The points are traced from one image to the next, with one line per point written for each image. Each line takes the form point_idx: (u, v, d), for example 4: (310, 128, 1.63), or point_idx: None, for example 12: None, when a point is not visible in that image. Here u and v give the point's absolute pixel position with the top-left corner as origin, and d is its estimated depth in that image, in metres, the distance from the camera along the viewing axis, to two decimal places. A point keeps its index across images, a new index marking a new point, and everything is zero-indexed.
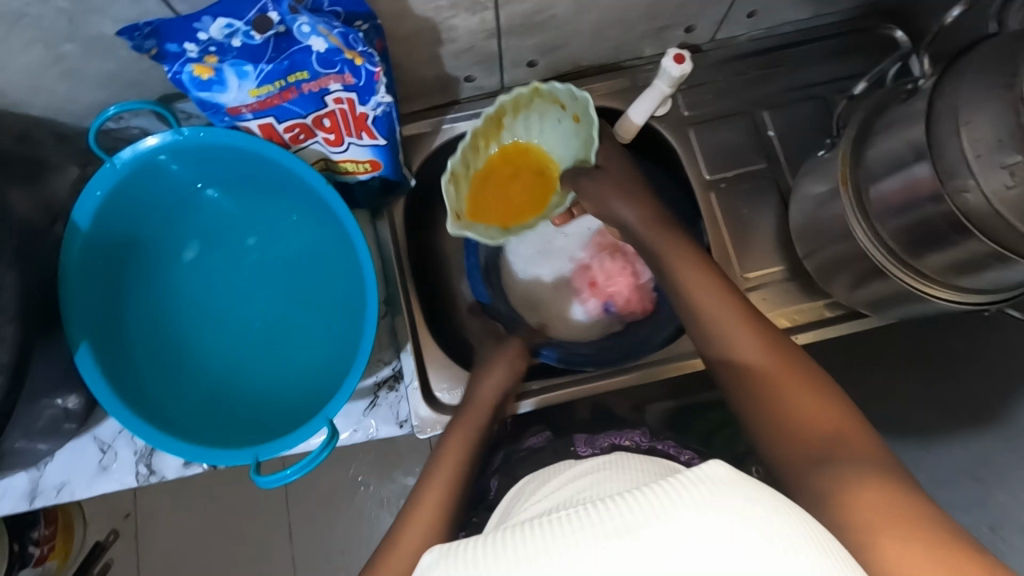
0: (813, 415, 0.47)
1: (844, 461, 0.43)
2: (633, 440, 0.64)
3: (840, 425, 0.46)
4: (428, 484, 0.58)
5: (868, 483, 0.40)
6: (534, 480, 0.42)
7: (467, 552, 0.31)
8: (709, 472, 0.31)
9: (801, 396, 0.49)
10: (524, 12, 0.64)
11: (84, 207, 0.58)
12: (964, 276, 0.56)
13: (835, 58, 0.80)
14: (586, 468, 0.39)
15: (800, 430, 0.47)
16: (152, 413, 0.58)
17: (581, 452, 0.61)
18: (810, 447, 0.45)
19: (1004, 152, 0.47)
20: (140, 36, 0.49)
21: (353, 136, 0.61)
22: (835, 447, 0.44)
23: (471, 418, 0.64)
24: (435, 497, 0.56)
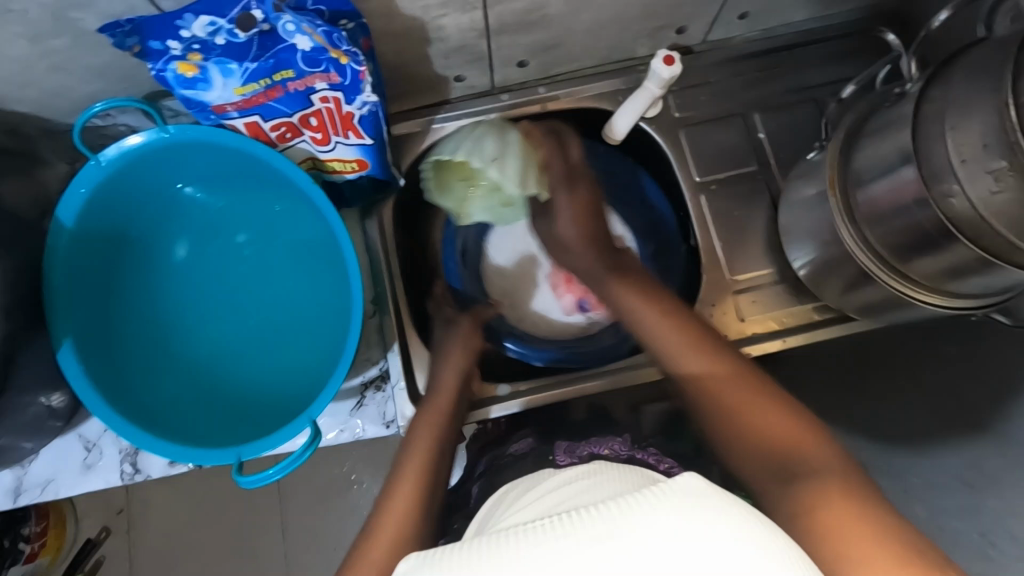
0: (774, 432, 0.50)
1: (799, 474, 0.45)
2: (612, 449, 0.65)
3: (791, 434, 0.49)
4: (402, 475, 0.59)
5: (827, 490, 0.42)
6: (515, 491, 0.43)
7: (443, 556, 0.33)
8: (681, 484, 0.32)
9: (760, 416, 0.51)
10: (514, 12, 0.63)
11: (69, 205, 0.57)
12: (957, 280, 0.55)
13: (829, 60, 0.80)
14: (569, 476, 0.40)
15: (756, 447, 0.50)
16: (136, 411, 0.58)
17: (560, 460, 0.62)
18: (775, 464, 0.48)
19: (990, 158, 0.46)
20: (121, 33, 0.48)
21: (339, 135, 0.61)
22: (789, 459, 0.47)
23: (437, 406, 0.67)
24: (409, 482, 0.58)
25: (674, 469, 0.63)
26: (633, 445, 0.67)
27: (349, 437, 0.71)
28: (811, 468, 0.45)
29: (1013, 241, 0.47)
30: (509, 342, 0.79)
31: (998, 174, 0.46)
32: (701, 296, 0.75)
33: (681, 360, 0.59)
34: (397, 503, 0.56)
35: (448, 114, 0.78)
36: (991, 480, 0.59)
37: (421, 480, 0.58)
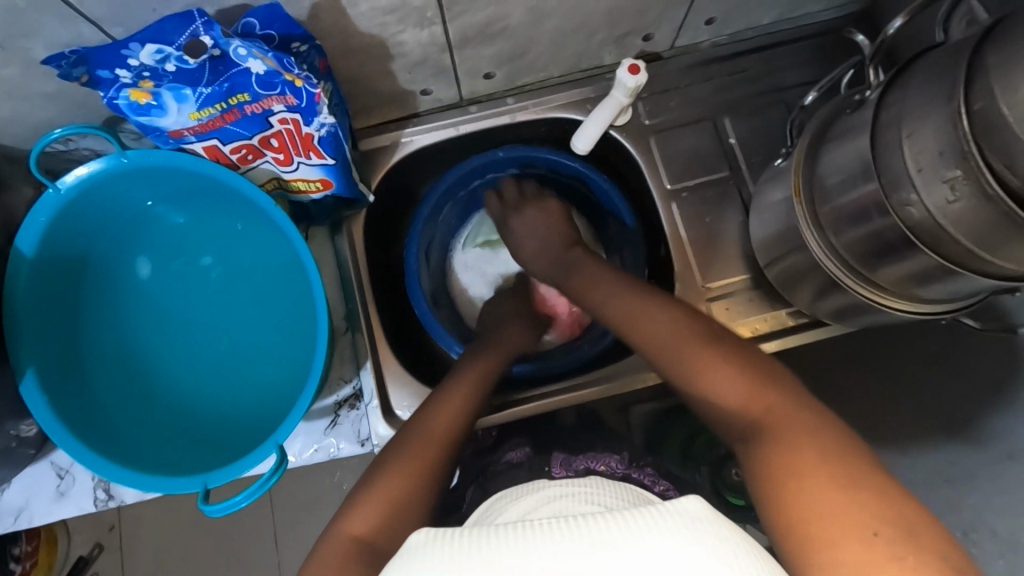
0: (745, 404, 0.49)
1: (761, 438, 0.45)
2: (610, 467, 0.64)
3: (755, 400, 0.48)
4: (403, 457, 0.57)
5: (828, 471, 0.39)
6: (510, 495, 0.42)
7: (442, 550, 0.32)
8: (685, 506, 0.32)
9: (728, 384, 0.51)
10: (474, 25, 0.63)
11: (27, 235, 0.57)
12: (921, 287, 0.55)
13: (799, 62, 0.79)
14: (562, 492, 0.39)
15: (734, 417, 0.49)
16: (103, 440, 0.58)
17: (555, 473, 0.62)
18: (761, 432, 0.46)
19: (945, 166, 0.45)
20: (68, 64, 0.48)
21: (301, 155, 0.61)
22: (759, 424, 0.47)
23: (455, 402, 0.64)
24: (407, 472, 0.55)
25: (670, 490, 0.62)
26: (630, 463, 0.66)
27: (324, 456, 0.70)
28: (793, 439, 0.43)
29: (973, 250, 0.47)
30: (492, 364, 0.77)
31: (953, 183, 0.45)
32: None
33: (653, 325, 0.60)
34: (391, 485, 0.53)
35: (416, 128, 0.78)
36: (969, 475, 0.60)
37: (425, 470, 0.56)
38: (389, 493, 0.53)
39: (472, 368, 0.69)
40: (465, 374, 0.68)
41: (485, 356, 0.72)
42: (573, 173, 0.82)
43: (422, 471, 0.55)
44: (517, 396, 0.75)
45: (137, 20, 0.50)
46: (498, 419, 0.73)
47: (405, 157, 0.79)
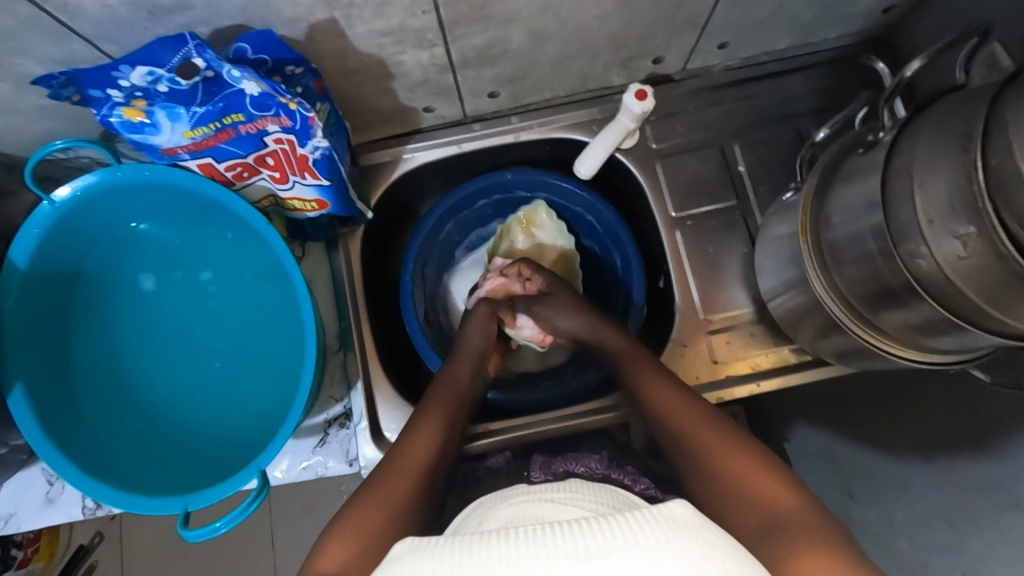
0: (751, 477, 0.48)
1: (789, 530, 0.43)
2: (588, 467, 0.63)
3: (776, 484, 0.47)
4: (379, 488, 0.52)
5: (811, 554, 0.40)
6: (487, 502, 0.44)
7: (435, 555, 0.34)
8: (672, 511, 0.35)
9: (732, 457, 0.50)
10: (476, 47, 0.61)
11: (20, 246, 0.57)
12: (928, 337, 0.52)
13: (814, 89, 0.77)
14: (545, 494, 0.41)
15: (746, 498, 0.47)
16: (87, 456, 0.58)
17: (533, 478, 0.62)
18: (758, 518, 0.45)
19: (956, 221, 0.43)
20: (57, 84, 0.48)
21: (297, 175, 0.59)
22: (781, 516, 0.44)
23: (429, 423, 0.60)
24: (380, 503, 0.51)
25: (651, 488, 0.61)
26: (610, 463, 0.65)
27: (313, 474, 0.69)
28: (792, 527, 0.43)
29: (982, 306, 0.44)
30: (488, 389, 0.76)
31: (965, 240, 0.43)
32: (673, 334, 0.73)
33: (661, 394, 0.58)
34: (365, 519, 0.49)
35: (418, 144, 0.76)
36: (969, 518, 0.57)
37: (398, 501, 0.51)
38: (362, 530, 0.48)
39: (442, 392, 0.64)
40: (439, 393, 0.64)
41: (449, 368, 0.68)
42: (576, 201, 0.81)
43: (397, 503, 0.51)
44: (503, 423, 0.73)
45: (132, 39, 0.50)
46: (479, 446, 0.72)
47: (406, 174, 0.78)
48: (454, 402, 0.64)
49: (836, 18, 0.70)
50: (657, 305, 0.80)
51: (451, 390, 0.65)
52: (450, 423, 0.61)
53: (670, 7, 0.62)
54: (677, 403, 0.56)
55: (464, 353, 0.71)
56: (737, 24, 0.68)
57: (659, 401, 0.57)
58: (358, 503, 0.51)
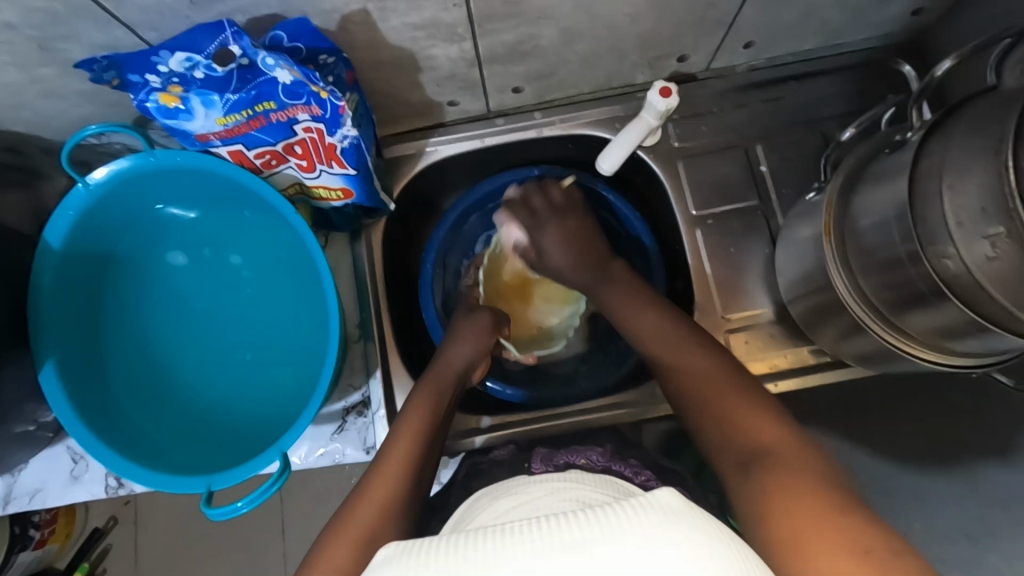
0: (756, 432, 0.48)
1: (773, 465, 0.44)
2: (590, 459, 0.62)
3: (776, 436, 0.47)
4: (349, 521, 0.50)
5: (797, 489, 0.41)
6: (491, 493, 0.44)
7: (424, 557, 0.33)
8: (658, 499, 0.33)
9: (746, 412, 0.50)
10: (506, 43, 0.62)
11: (55, 227, 0.59)
12: (952, 340, 0.52)
13: (841, 92, 0.76)
14: (546, 487, 0.41)
15: (740, 436, 0.49)
16: (115, 433, 0.60)
17: (533, 469, 0.61)
18: (745, 453, 0.47)
19: (987, 222, 0.43)
20: (99, 68, 0.49)
21: (324, 164, 0.60)
22: (766, 450, 0.46)
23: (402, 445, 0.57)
24: (348, 541, 0.47)
25: (653, 481, 0.60)
26: (613, 455, 0.64)
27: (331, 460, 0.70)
28: (774, 462, 0.44)
29: (1011, 310, 0.44)
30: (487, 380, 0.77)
31: (994, 240, 0.43)
32: None
33: (695, 365, 0.57)
34: (333, 560, 0.46)
35: (442, 138, 0.77)
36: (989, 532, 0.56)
37: (369, 534, 0.48)
38: (332, 571, 0.45)
39: (415, 414, 0.60)
40: (410, 415, 0.60)
41: (423, 385, 0.64)
42: (591, 197, 0.81)
43: (368, 535, 0.48)
44: (512, 416, 0.74)
45: (172, 26, 0.51)
46: (488, 440, 0.73)
47: (429, 167, 0.78)
48: (429, 423, 0.60)
49: (867, 20, 0.70)
50: (675, 305, 0.80)
51: (429, 407, 0.62)
52: (425, 444, 0.58)
53: (700, 7, 0.62)
54: (699, 355, 0.57)
55: (442, 366, 0.67)
56: (766, 25, 0.68)
57: (687, 370, 0.57)
58: (329, 542, 0.48)
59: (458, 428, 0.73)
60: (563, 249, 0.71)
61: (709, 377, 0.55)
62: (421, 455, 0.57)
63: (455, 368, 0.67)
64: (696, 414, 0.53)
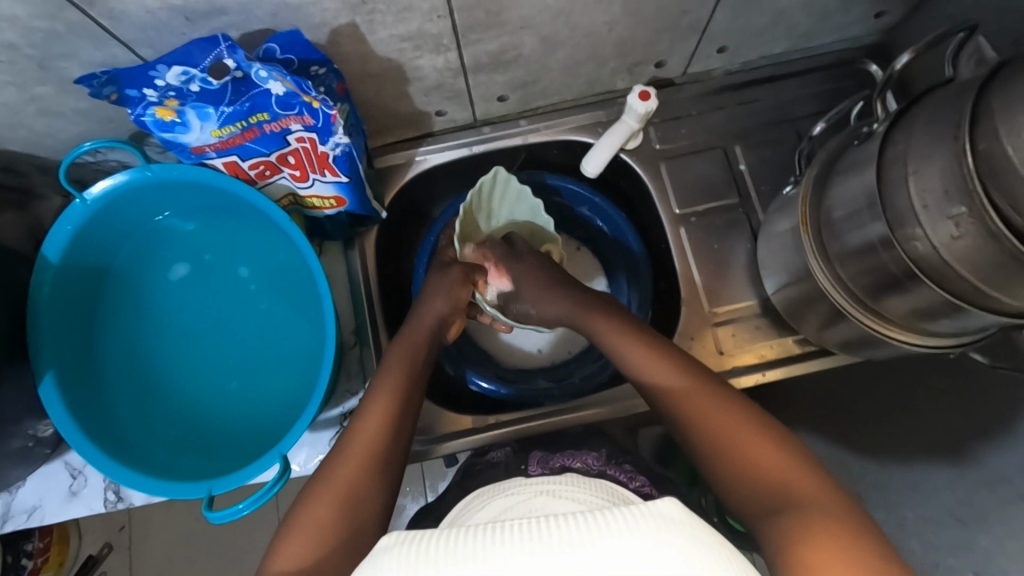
0: (771, 470, 0.44)
1: (797, 510, 0.40)
2: (585, 463, 0.67)
3: (804, 482, 0.42)
4: (333, 474, 0.51)
5: (817, 530, 0.38)
6: (487, 491, 0.44)
7: (423, 546, 0.33)
8: (660, 509, 0.33)
9: (761, 453, 0.45)
10: (489, 52, 0.65)
11: (54, 242, 0.61)
12: (928, 321, 0.54)
13: (811, 92, 0.80)
14: (541, 488, 0.42)
15: (752, 483, 0.44)
16: (115, 444, 0.61)
17: (531, 472, 0.65)
18: (766, 492, 0.43)
19: (950, 204, 0.45)
20: (98, 83, 0.50)
21: (316, 173, 0.62)
22: (797, 498, 0.41)
23: (380, 405, 0.57)
24: (333, 495, 0.49)
25: (644, 486, 0.65)
26: (608, 460, 0.68)
27: None
28: (797, 507, 0.40)
29: (977, 287, 0.46)
30: (475, 377, 0.79)
31: (958, 220, 0.45)
32: (680, 328, 0.75)
33: (713, 408, 0.50)
34: (316, 513, 0.48)
35: (431, 147, 0.80)
36: (981, 516, 0.58)
37: (352, 490, 0.50)
38: (317, 521, 0.47)
39: (392, 372, 0.61)
40: (387, 373, 0.60)
41: (400, 342, 0.65)
42: (573, 196, 0.83)
43: (351, 488, 0.50)
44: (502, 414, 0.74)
45: (167, 43, 0.54)
46: (481, 438, 0.73)
47: (419, 175, 0.81)
48: (407, 381, 0.60)
49: (833, 24, 0.73)
50: (663, 303, 0.82)
51: (404, 367, 0.61)
52: (402, 398, 0.58)
53: (673, 13, 0.65)
54: (664, 366, 0.55)
55: (417, 325, 0.68)
56: (737, 31, 0.71)
57: (691, 408, 0.50)
58: (314, 496, 0.50)
59: (450, 429, 0.73)
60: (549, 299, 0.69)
61: (685, 383, 0.53)
62: (399, 413, 0.57)
63: (426, 328, 0.68)
64: (693, 441, 0.49)
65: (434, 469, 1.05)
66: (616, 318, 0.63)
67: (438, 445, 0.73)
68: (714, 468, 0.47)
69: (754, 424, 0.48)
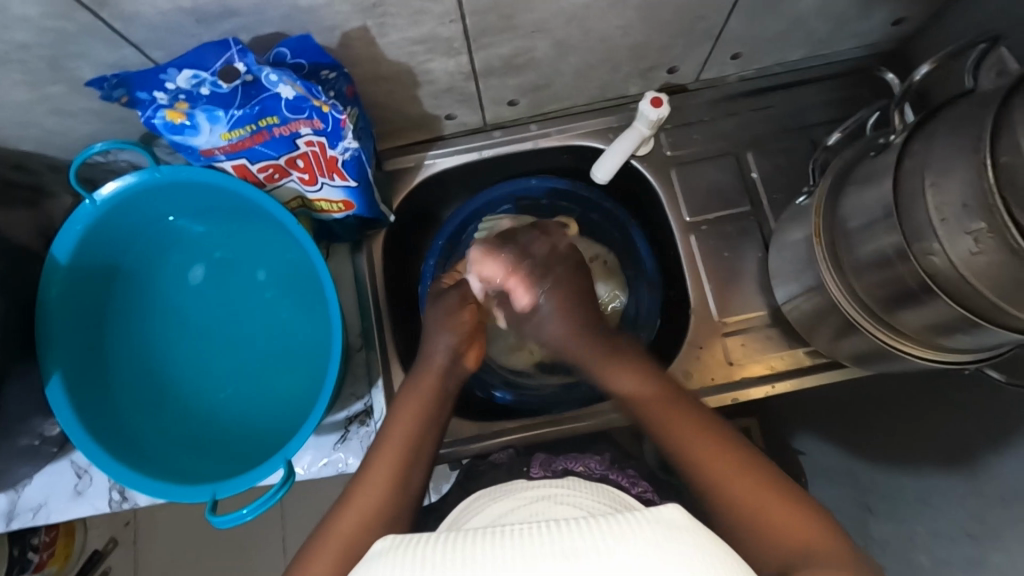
0: (778, 526, 0.46)
1: (811, 562, 0.42)
2: (588, 467, 0.66)
3: (812, 539, 0.45)
4: (361, 489, 0.53)
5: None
6: (488, 494, 0.44)
7: (421, 548, 0.33)
8: (663, 514, 0.33)
9: (761, 501, 0.47)
10: (500, 56, 0.64)
11: (63, 242, 0.61)
12: (945, 336, 0.53)
13: (826, 99, 0.79)
14: (543, 492, 0.41)
15: (762, 541, 0.45)
16: (122, 448, 0.61)
17: (534, 473, 0.65)
18: (771, 552, 0.44)
19: (969, 218, 0.44)
20: (109, 86, 0.50)
21: (325, 176, 0.62)
22: (802, 552, 0.44)
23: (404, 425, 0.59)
24: (361, 504, 0.51)
25: (648, 492, 0.64)
26: (610, 464, 0.68)
27: (334, 470, 0.70)
28: (812, 559, 0.43)
29: (996, 302, 0.45)
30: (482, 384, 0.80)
31: (977, 236, 0.44)
32: (689, 337, 0.74)
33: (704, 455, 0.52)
34: (343, 524, 0.50)
35: (441, 150, 0.79)
36: (992, 532, 0.56)
37: (379, 501, 0.52)
38: (343, 534, 0.49)
39: (411, 400, 0.61)
40: (396, 423, 0.58)
41: (417, 381, 0.63)
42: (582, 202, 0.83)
43: (377, 501, 0.52)
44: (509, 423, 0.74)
45: (179, 44, 0.53)
46: (487, 444, 0.73)
47: (428, 179, 0.80)
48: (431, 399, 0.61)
49: (849, 32, 0.72)
50: (673, 311, 0.81)
51: (431, 387, 0.62)
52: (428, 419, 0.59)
53: (687, 18, 0.64)
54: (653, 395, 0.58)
55: (424, 368, 0.64)
56: (751, 37, 0.70)
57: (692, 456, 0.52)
58: (344, 504, 0.52)
59: (455, 435, 0.73)
60: (563, 319, 0.68)
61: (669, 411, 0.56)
62: (422, 429, 0.59)
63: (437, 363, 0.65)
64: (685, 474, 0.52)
65: (438, 472, 1.05)
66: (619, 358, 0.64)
67: (445, 451, 0.73)
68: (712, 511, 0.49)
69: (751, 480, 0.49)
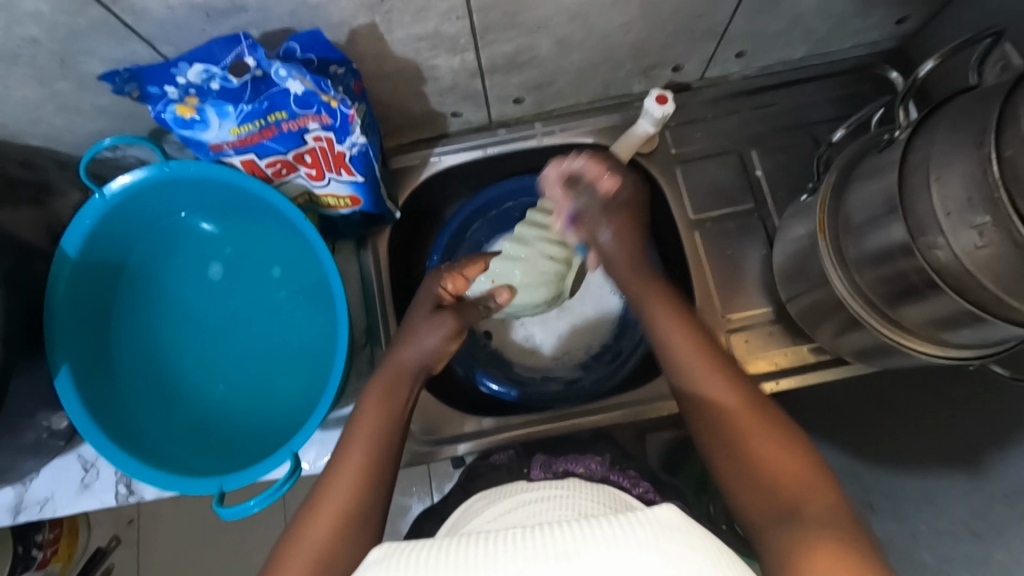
0: (792, 486, 0.44)
1: (809, 527, 0.40)
2: (588, 468, 0.66)
3: (818, 495, 0.43)
4: (328, 495, 0.51)
5: (819, 543, 0.39)
6: (488, 496, 0.44)
7: (418, 553, 0.33)
8: (656, 514, 0.33)
9: (776, 455, 0.46)
10: (506, 53, 0.65)
11: (72, 236, 0.61)
12: (947, 331, 0.53)
13: (830, 98, 0.79)
14: (544, 494, 0.41)
15: (769, 497, 0.45)
16: (129, 440, 0.61)
17: (534, 475, 0.65)
18: (777, 509, 0.43)
19: (973, 212, 0.44)
20: (121, 80, 0.51)
21: (333, 172, 0.63)
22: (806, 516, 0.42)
23: (370, 420, 0.57)
24: (331, 510, 0.50)
25: (649, 493, 0.64)
26: (611, 465, 0.68)
27: None
28: (806, 524, 0.41)
29: (1000, 296, 0.45)
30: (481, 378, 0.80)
31: (982, 229, 0.44)
32: None
33: (729, 407, 0.51)
34: (313, 532, 0.48)
35: (446, 148, 0.80)
36: (997, 531, 0.56)
37: (347, 506, 0.50)
38: (313, 541, 0.48)
39: (372, 403, 0.58)
40: (359, 428, 0.56)
41: (377, 383, 0.60)
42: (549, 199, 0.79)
43: (345, 509, 0.50)
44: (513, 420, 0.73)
45: (188, 40, 0.54)
46: (491, 442, 0.73)
47: (433, 176, 0.81)
48: (395, 388, 0.59)
49: (851, 30, 0.73)
50: None
51: (387, 380, 0.60)
52: (391, 416, 0.57)
53: (691, 16, 0.64)
54: (711, 374, 0.54)
55: (392, 362, 0.62)
56: (754, 35, 0.70)
57: (727, 413, 0.50)
58: (314, 511, 0.50)
59: (459, 431, 0.73)
60: (623, 240, 0.65)
61: (732, 403, 0.51)
62: (389, 428, 0.56)
63: (409, 359, 0.62)
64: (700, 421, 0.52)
65: (441, 470, 1.06)
66: (684, 313, 0.60)
67: (448, 447, 0.73)
68: (726, 461, 0.49)
69: (771, 429, 0.48)
